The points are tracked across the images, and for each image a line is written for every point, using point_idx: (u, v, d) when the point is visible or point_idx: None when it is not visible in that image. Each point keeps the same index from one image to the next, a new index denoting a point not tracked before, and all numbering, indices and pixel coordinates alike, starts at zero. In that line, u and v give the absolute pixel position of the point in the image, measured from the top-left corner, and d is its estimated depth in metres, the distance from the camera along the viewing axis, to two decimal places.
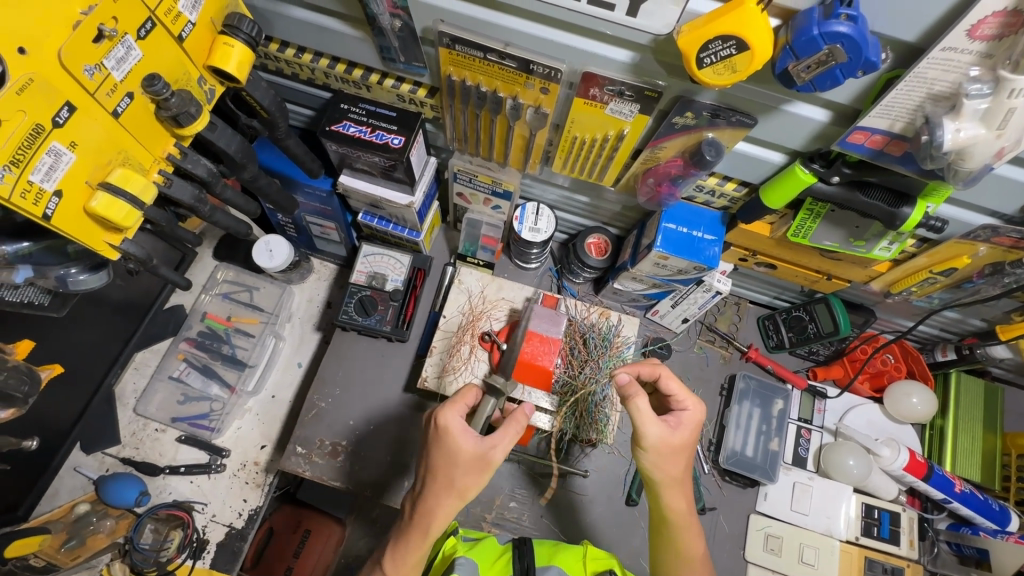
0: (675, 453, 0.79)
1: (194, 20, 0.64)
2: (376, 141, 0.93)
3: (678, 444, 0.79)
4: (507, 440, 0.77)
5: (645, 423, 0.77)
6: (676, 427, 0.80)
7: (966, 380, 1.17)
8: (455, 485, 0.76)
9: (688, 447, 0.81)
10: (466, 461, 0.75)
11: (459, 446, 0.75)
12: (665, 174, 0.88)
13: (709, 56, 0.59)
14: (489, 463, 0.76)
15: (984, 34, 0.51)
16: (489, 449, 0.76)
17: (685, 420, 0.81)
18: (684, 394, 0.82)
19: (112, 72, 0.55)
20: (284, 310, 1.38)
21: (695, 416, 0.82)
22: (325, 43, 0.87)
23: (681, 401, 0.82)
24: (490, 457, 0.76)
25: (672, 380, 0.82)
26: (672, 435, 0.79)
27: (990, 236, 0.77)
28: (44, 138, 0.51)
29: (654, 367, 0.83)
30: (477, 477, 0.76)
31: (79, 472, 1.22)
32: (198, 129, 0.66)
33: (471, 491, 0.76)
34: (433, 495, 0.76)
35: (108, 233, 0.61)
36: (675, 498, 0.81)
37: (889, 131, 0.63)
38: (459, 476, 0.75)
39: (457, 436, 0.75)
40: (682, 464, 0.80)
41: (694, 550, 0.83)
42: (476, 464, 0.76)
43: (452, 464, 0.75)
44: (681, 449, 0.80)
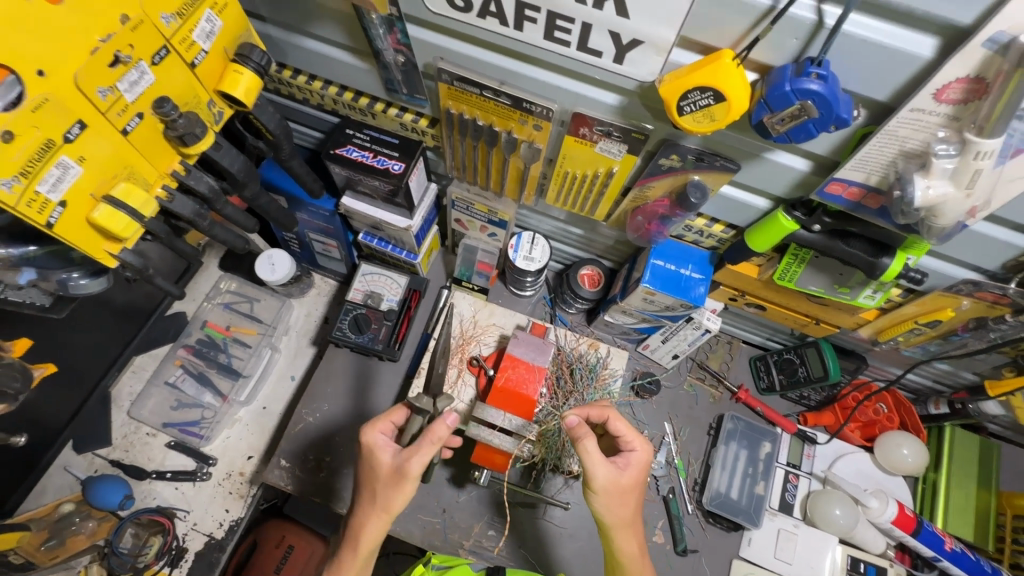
0: (623, 495, 0.82)
1: (208, 48, 0.68)
2: (377, 166, 0.97)
3: (626, 485, 0.82)
4: (420, 451, 0.80)
5: (591, 464, 0.80)
6: (623, 469, 0.82)
7: (960, 435, 1.15)
8: (380, 500, 0.83)
9: (636, 488, 0.83)
10: (387, 475, 0.82)
11: (378, 462, 0.83)
12: (654, 212, 0.90)
13: (689, 105, 0.62)
14: (404, 476, 0.80)
15: (950, 98, 0.52)
16: (403, 461, 0.81)
17: (631, 464, 0.83)
18: (633, 435, 0.85)
19: (124, 94, 0.59)
20: (282, 323, 1.41)
21: (644, 457, 0.84)
22: (334, 72, 0.92)
23: (629, 443, 0.85)
24: (405, 469, 0.80)
25: (621, 422, 0.86)
26: (619, 477, 0.81)
27: (974, 290, 0.77)
28: (53, 152, 0.54)
29: (603, 410, 0.87)
30: (396, 491, 0.81)
31: (68, 472, 1.24)
32: (203, 148, 0.69)
33: (395, 505, 0.82)
34: (362, 511, 0.84)
35: (108, 242, 0.64)
36: (627, 544, 0.84)
37: (865, 184, 0.65)
38: (382, 491, 0.82)
39: (378, 451, 0.83)
40: (631, 506, 0.83)
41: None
42: (393, 476, 0.81)
43: (372, 478, 0.84)
44: (629, 490, 0.82)
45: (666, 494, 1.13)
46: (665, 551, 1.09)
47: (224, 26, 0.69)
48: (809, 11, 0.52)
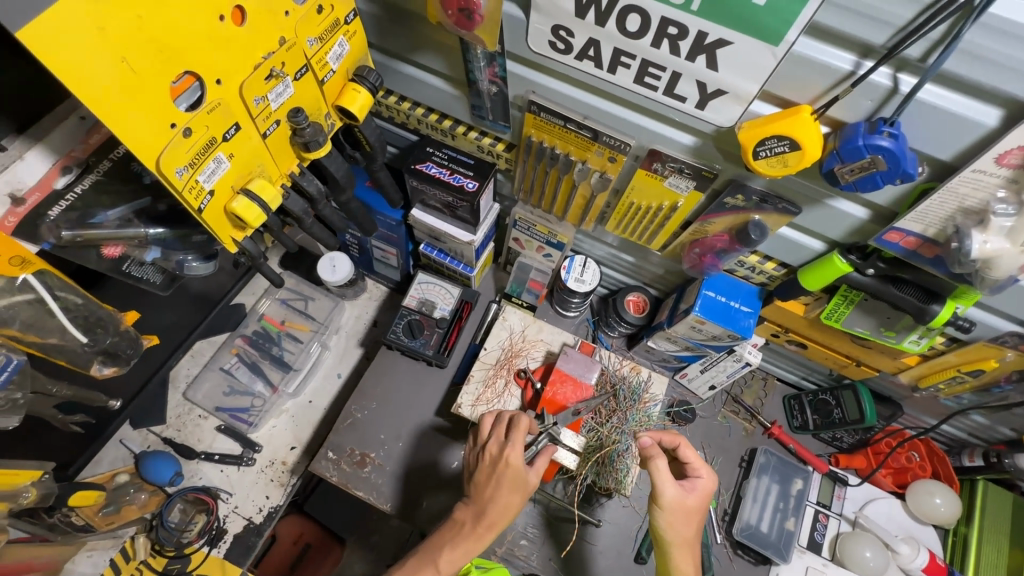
0: (687, 516, 0.89)
1: (335, 68, 0.77)
2: (453, 183, 1.05)
3: (691, 506, 0.89)
4: (541, 465, 0.95)
5: (662, 481, 0.87)
6: (690, 490, 0.91)
7: (994, 491, 1.15)
8: (498, 505, 0.92)
9: (698, 512, 0.90)
10: (517, 487, 0.92)
11: (517, 473, 0.92)
12: (711, 246, 0.96)
13: (765, 150, 0.69)
14: (527, 485, 0.93)
15: (1012, 162, 0.58)
16: (531, 476, 0.94)
17: (698, 488, 0.91)
18: (699, 462, 0.94)
19: (271, 103, 0.68)
20: (333, 322, 1.48)
21: (708, 484, 0.92)
22: (425, 95, 1.01)
23: (696, 469, 0.93)
24: (527, 482, 0.93)
25: (688, 449, 0.95)
26: (688, 498, 0.89)
27: (1018, 343, 0.81)
28: (214, 149, 0.62)
29: (676, 438, 0.95)
30: (515, 497, 0.92)
31: (123, 445, 1.30)
32: (319, 154, 0.78)
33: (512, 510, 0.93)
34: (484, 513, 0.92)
35: (234, 229, 0.72)
36: (686, 563, 0.89)
37: (922, 234, 0.70)
38: (505, 498, 0.92)
39: (521, 468, 0.92)
40: (692, 526, 0.90)
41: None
42: (518, 485, 0.93)
43: (511, 490, 0.92)
44: (693, 512, 0.90)
45: None
46: None
47: (350, 50, 0.79)
48: (887, 78, 0.59)
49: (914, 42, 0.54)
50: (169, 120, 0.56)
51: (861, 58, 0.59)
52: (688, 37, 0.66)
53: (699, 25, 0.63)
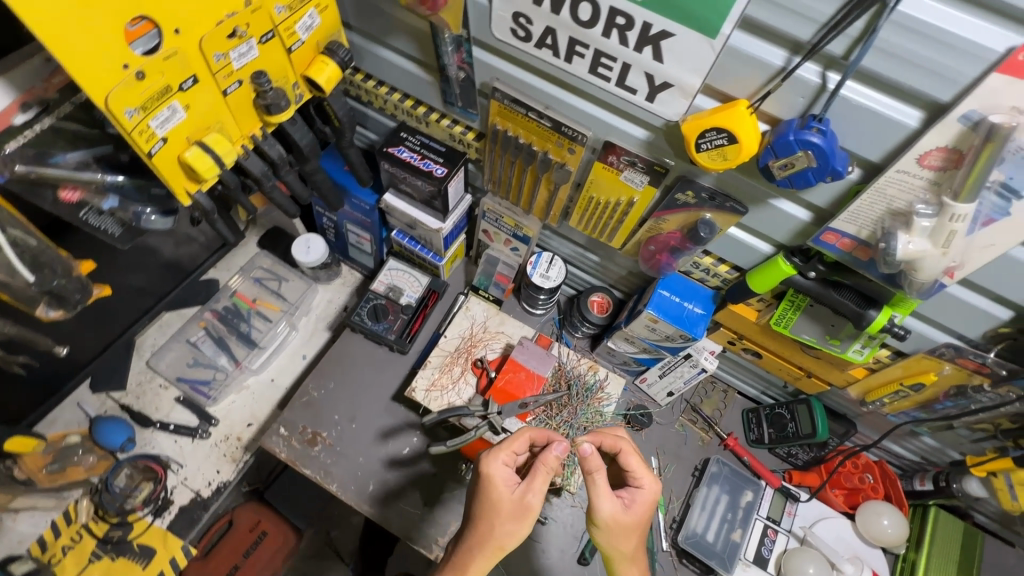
0: (626, 532, 0.85)
1: (304, 39, 0.80)
2: (422, 168, 1.08)
3: (630, 523, 0.85)
4: (541, 483, 0.83)
5: (598, 496, 0.83)
6: (631, 503, 0.86)
7: (945, 517, 1.16)
8: (488, 533, 0.81)
9: (640, 524, 0.86)
10: (509, 510, 0.81)
11: (499, 493, 0.81)
12: (665, 244, 0.97)
13: (706, 143, 0.71)
14: (528, 508, 0.81)
15: (932, 164, 0.60)
16: (527, 494, 0.82)
17: (639, 499, 0.87)
18: (643, 472, 0.89)
19: (233, 61, 0.70)
20: (304, 304, 1.48)
21: (649, 494, 0.87)
22: (401, 80, 1.04)
23: (637, 479, 0.89)
24: (527, 504, 0.81)
25: (632, 456, 0.90)
26: (628, 512, 0.85)
27: (954, 356, 0.82)
28: (169, 97, 0.65)
29: (614, 441, 0.91)
30: (519, 525, 0.81)
31: (80, 407, 1.30)
32: (282, 120, 0.80)
33: (509, 541, 0.80)
34: (473, 544, 0.81)
35: (188, 181, 0.74)
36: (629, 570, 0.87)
37: (856, 236, 0.72)
38: (500, 524, 0.80)
39: (501, 484, 0.81)
40: (632, 543, 0.85)
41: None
42: (518, 510, 0.81)
43: (495, 510, 0.81)
44: (632, 529, 0.85)
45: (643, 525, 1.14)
46: None
47: (321, 24, 0.82)
48: (816, 75, 0.61)
49: (836, 38, 0.56)
50: (122, 62, 0.58)
51: (791, 54, 0.61)
52: (634, 28, 0.68)
53: (644, 16, 0.66)
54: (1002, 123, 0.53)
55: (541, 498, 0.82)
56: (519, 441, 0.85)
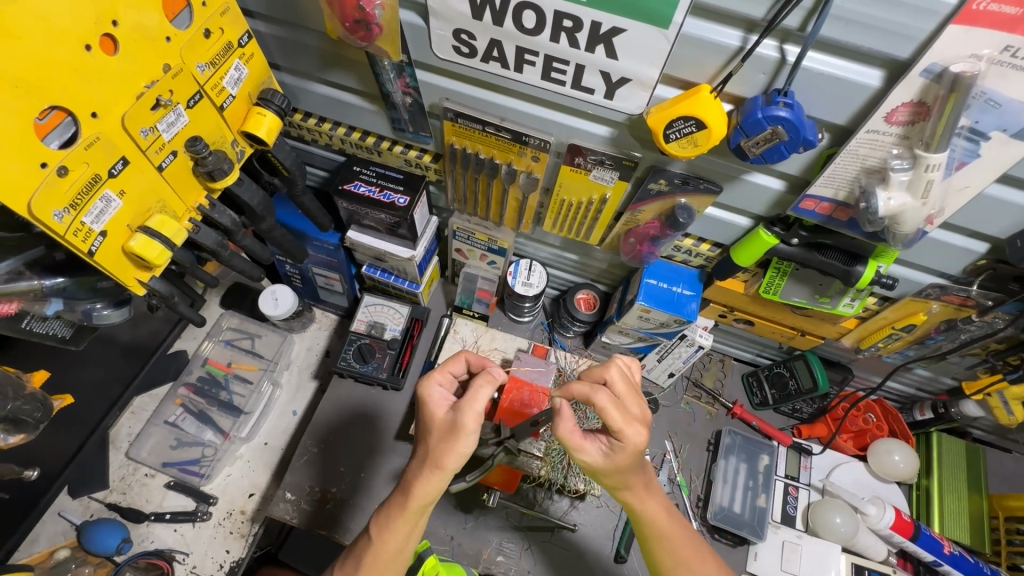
0: (619, 469, 0.76)
1: (234, 93, 0.74)
2: (384, 199, 1.02)
3: (620, 465, 0.75)
4: (478, 402, 0.74)
5: (579, 448, 0.75)
6: (610, 450, 0.75)
7: (947, 439, 1.20)
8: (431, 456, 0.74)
9: (633, 463, 0.75)
10: (440, 429, 0.75)
11: (432, 413, 0.77)
12: (645, 234, 0.97)
13: (674, 132, 0.69)
14: (460, 426, 0.72)
15: (900, 120, 0.60)
16: (458, 416, 0.73)
17: (621, 449, 0.73)
18: (624, 422, 0.71)
19: (162, 134, 0.65)
20: (283, 358, 1.41)
21: (638, 446, 0.72)
22: (344, 115, 0.99)
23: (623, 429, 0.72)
24: (458, 422, 0.73)
25: (565, 421, 0.74)
26: (609, 460, 0.75)
27: (940, 294, 0.85)
28: (99, 186, 0.59)
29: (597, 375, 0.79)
30: (451, 442, 0.73)
31: (62, 517, 1.20)
32: (228, 183, 0.75)
33: (450, 463, 0.73)
34: (416, 467, 0.76)
35: (138, 271, 0.68)
36: (632, 487, 0.79)
37: (834, 198, 0.72)
38: (433, 445, 0.74)
39: (434, 406, 0.77)
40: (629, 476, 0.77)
41: (683, 552, 0.82)
42: (449, 430, 0.74)
43: (428, 431, 0.76)
44: (626, 468, 0.76)
45: None
46: None
47: (249, 74, 0.76)
48: (773, 50, 0.61)
49: (791, 13, 0.55)
50: (40, 161, 0.52)
51: (747, 33, 0.61)
52: (583, 29, 0.66)
53: (592, 15, 0.64)
54: (963, 72, 0.54)
55: (473, 417, 0.72)
56: (453, 363, 0.85)
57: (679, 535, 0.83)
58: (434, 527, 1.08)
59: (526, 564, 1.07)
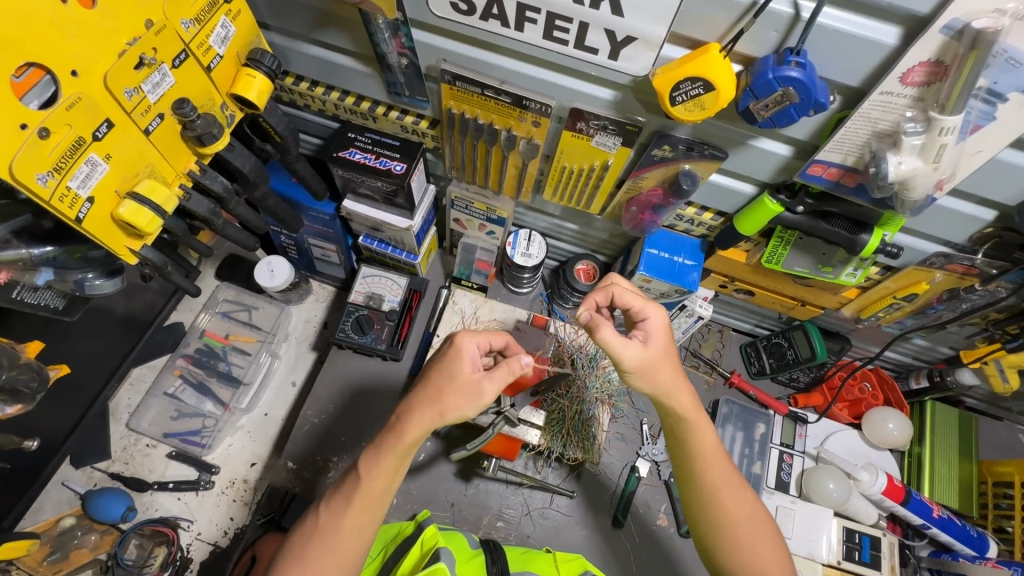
0: (655, 369, 0.74)
1: (221, 53, 0.71)
2: (379, 167, 1.00)
3: (660, 352, 0.74)
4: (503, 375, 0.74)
5: (620, 348, 0.72)
6: (647, 341, 0.75)
7: (940, 408, 1.21)
8: (438, 402, 0.72)
9: (670, 351, 0.76)
10: (462, 384, 0.72)
11: (459, 368, 0.73)
12: (647, 202, 0.95)
13: (680, 95, 0.67)
14: (481, 391, 0.72)
15: (915, 81, 0.58)
16: (483, 379, 0.73)
17: (650, 328, 0.76)
18: (643, 304, 0.77)
19: (147, 94, 0.62)
20: (281, 330, 1.40)
21: (661, 323, 0.77)
22: (337, 78, 0.95)
23: (642, 313, 0.78)
24: (480, 388, 0.72)
25: (606, 326, 0.71)
26: (648, 349, 0.74)
27: (944, 263, 0.84)
28: (84, 150, 0.56)
29: (605, 290, 0.80)
30: (467, 399, 0.72)
31: (66, 486, 1.21)
32: (218, 148, 0.72)
33: (453, 415, 0.71)
34: (415, 404, 0.73)
35: (129, 239, 0.66)
36: (680, 400, 0.76)
37: (843, 164, 0.70)
38: (448, 396, 0.72)
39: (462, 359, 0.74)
40: (671, 371, 0.75)
41: (718, 481, 0.78)
42: (467, 389, 0.72)
43: (449, 380, 0.73)
44: (665, 355, 0.75)
45: (668, 478, 1.15)
46: (668, 534, 1.11)
47: (236, 32, 0.73)
48: (787, 5, 0.58)
49: None
50: (18, 122, 0.50)
51: None
52: None
53: None
54: (985, 28, 0.51)
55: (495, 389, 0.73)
56: (494, 335, 0.81)
57: (718, 463, 0.78)
58: (435, 494, 1.10)
59: (525, 528, 1.09)
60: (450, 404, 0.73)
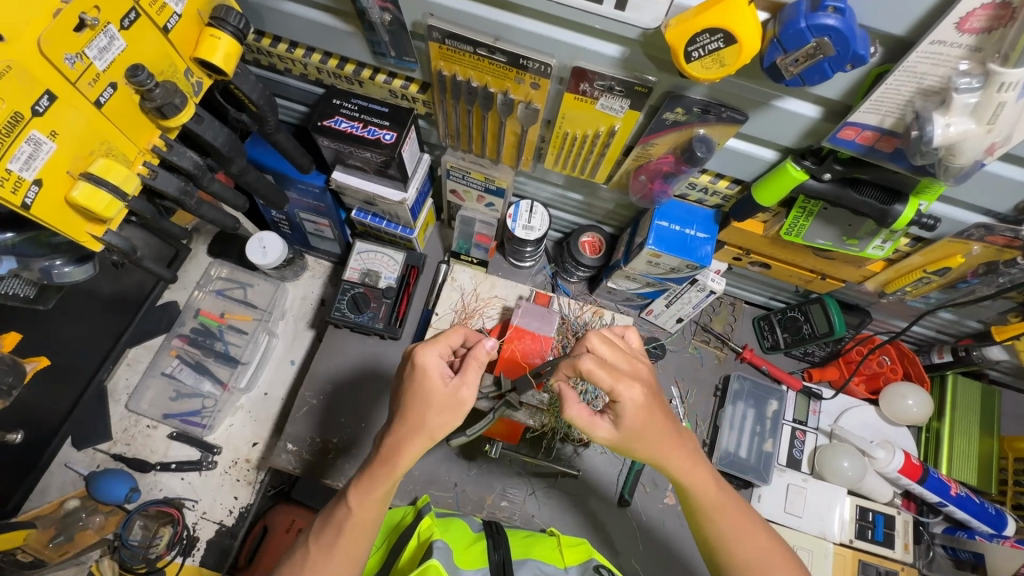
0: (640, 436, 0.71)
1: (180, 12, 0.63)
2: (367, 136, 0.92)
3: (636, 428, 0.71)
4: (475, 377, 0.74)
5: (591, 426, 0.73)
6: (621, 418, 0.71)
7: (963, 382, 1.16)
8: (415, 422, 0.71)
9: (651, 418, 0.71)
10: (439, 401, 0.71)
11: (430, 385, 0.71)
12: (657, 170, 0.87)
13: (697, 50, 0.58)
14: (464, 403, 0.72)
15: (973, 27, 0.51)
16: (459, 388, 0.72)
17: (624, 406, 0.69)
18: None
19: (94, 61, 0.55)
20: (277, 307, 1.36)
21: (637, 398, 0.69)
22: (317, 38, 0.87)
23: (618, 390, 0.69)
24: (460, 399, 0.72)
25: (574, 404, 0.72)
26: (621, 429, 0.71)
27: (983, 234, 0.77)
28: (22, 127, 0.50)
29: (577, 353, 0.72)
30: (450, 416, 0.71)
31: (69, 468, 1.20)
32: (184, 120, 0.66)
33: (442, 433, 0.71)
34: (404, 431, 0.71)
35: (90, 224, 0.61)
36: (676, 461, 0.74)
37: (879, 127, 0.62)
38: (431, 418, 0.71)
39: (432, 374, 0.72)
40: (658, 437, 0.72)
41: (727, 529, 0.74)
42: (449, 403, 0.71)
43: (426, 405, 0.71)
44: (648, 420, 0.71)
45: None
46: (676, 513, 1.09)
47: None
48: None
49: None
50: None
51: None
52: None
53: None
54: None
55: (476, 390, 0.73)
56: (454, 336, 0.78)
57: (724, 512, 0.75)
58: (438, 475, 1.08)
59: (530, 509, 1.07)
60: (435, 425, 0.71)
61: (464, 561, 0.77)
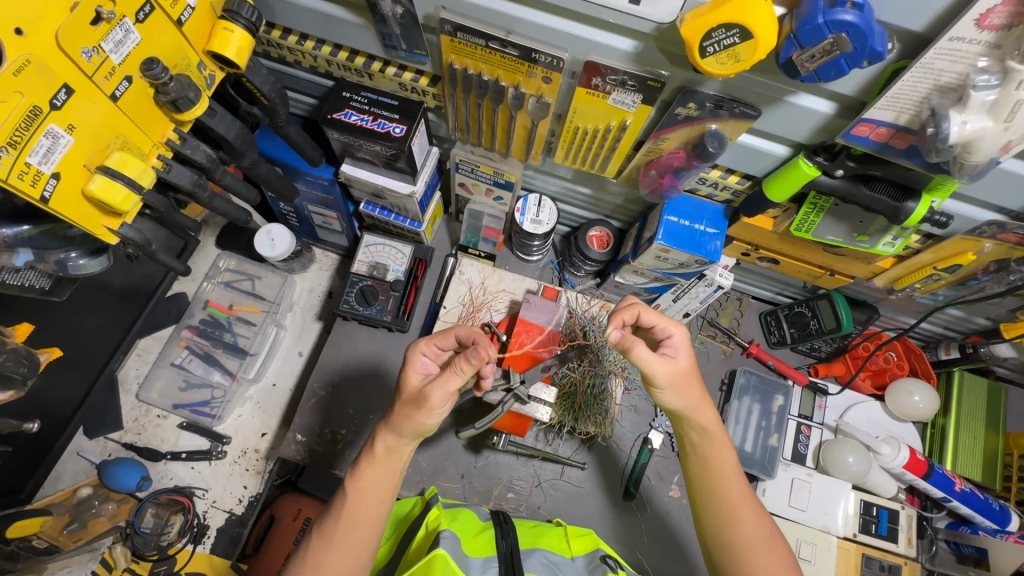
0: (685, 381, 0.78)
1: (193, 4, 0.63)
2: (377, 129, 0.92)
3: (685, 369, 0.78)
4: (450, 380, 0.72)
5: (652, 366, 0.75)
6: (676, 357, 0.78)
7: (969, 379, 1.16)
8: (393, 420, 0.75)
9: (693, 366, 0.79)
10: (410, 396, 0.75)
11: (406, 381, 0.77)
12: (668, 165, 0.87)
13: (712, 45, 0.58)
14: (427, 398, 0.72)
15: (993, 24, 0.50)
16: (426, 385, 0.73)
17: (677, 345, 0.79)
18: (667, 322, 0.79)
19: (110, 55, 0.55)
20: (285, 299, 1.37)
21: (684, 337, 0.80)
22: (327, 30, 0.87)
23: (665, 330, 0.80)
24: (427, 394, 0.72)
25: (638, 344, 0.75)
26: (677, 365, 0.77)
27: (996, 232, 0.77)
28: (41, 121, 0.51)
29: (633, 308, 0.78)
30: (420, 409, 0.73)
31: (82, 457, 1.22)
32: (197, 113, 0.66)
33: (411, 427, 0.74)
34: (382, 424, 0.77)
35: (106, 217, 0.61)
36: (704, 415, 0.79)
37: (894, 123, 0.62)
38: (398, 409, 0.75)
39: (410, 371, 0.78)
40: (695, 389, 0.79)
41: (735, 498, 0.76)
42: (416, 398, 0.74)
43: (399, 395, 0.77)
44: (690, 373, 0.78)
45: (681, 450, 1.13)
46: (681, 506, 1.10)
47: None
48: None
49: None
50: None
51: None
52: None
53: None
54: None
55: (442, 393, 0.72)
56: (444, 337, 0.81)
57: (733, 485, 0.77)
58: (446, 467, 1.09)
59: (536, 500, 1.08)
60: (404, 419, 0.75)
61: (471, 549, 0.79)
